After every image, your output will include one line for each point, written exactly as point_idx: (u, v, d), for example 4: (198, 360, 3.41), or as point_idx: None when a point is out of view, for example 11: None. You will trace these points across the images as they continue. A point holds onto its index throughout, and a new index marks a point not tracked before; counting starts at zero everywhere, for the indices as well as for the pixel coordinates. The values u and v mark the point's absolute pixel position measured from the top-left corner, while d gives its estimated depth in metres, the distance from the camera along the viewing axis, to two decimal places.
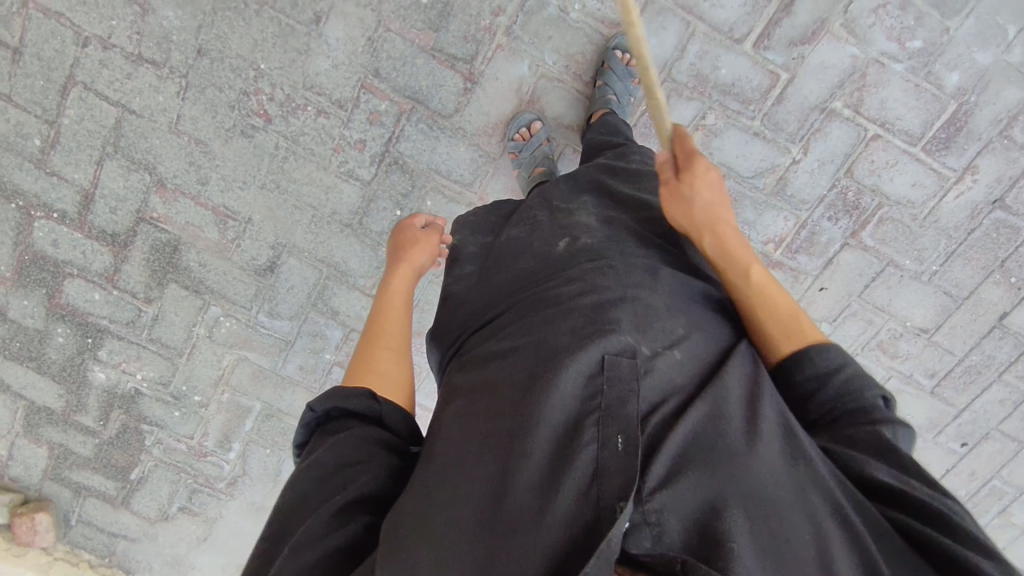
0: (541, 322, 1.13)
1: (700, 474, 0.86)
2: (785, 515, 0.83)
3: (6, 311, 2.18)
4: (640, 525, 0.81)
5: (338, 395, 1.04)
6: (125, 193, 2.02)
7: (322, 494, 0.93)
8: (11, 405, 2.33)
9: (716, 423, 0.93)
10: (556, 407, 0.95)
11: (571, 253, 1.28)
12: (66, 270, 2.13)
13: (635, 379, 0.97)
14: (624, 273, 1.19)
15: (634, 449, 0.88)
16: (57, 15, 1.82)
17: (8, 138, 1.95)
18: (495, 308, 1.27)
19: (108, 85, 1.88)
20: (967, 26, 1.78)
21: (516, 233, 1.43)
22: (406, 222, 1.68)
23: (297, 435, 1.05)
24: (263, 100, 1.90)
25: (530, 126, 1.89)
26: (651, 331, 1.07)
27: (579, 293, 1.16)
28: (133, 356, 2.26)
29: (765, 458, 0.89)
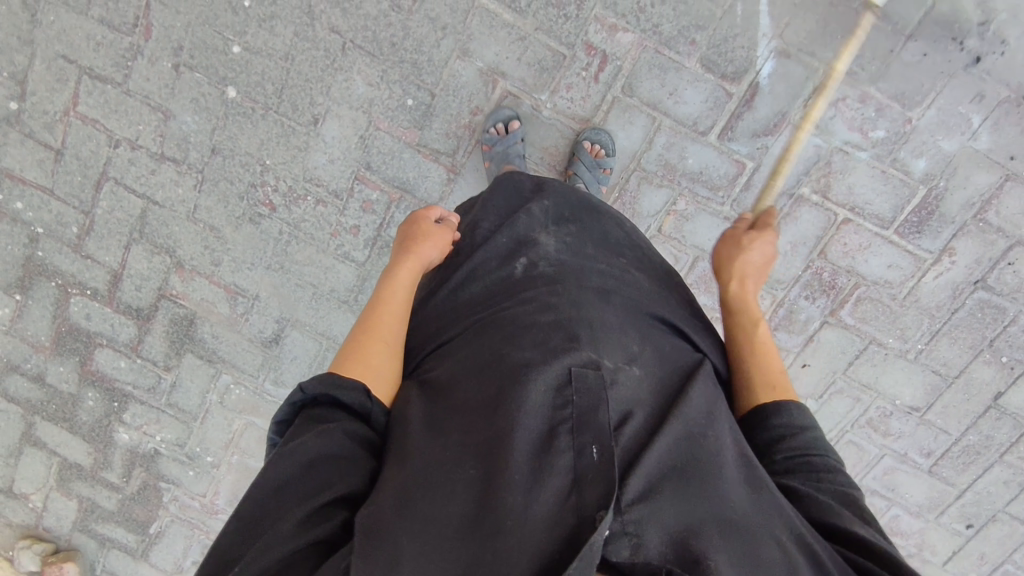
0: (512, 334, 1.18)
1: (675, 492, 0.92)
2: (753, 536, 0.90)
3: (45, 376, 2.43)
4: (620, 534, 0.84)
5: (330, 382, 1.11)
6: (149, 273, 2.24)
7: (305, 489, 0.97)
8: (46, 461, 2.56)
9: (688, 449, 1.00)
10: (530, 412, 1.00)
11: (529, 278, 1.34)
12: (97, 340, 2.36)
13: (603, 390, 1.03)
14: (579, 294, 1.27)
15: (609, 458, 0.92)
16: (93, 121, 2.08)
17: (51, 226, 2.21)
18: (449, 331, 1.30)
19: (136, 180, 2.13)
20: (928, 116, 1.82)
21: (477, 248, 1.48)
22: (422, 215, 1.56)
23: (280, 411, 1.11)
24: (268, 191, 2.10)
25: (508, 123, 1.90)
26: (614, 350, 1.15)
27: (550, 315, 1.21)
28: (154, 420, 2.45)
29: (732, 493, 0.96)
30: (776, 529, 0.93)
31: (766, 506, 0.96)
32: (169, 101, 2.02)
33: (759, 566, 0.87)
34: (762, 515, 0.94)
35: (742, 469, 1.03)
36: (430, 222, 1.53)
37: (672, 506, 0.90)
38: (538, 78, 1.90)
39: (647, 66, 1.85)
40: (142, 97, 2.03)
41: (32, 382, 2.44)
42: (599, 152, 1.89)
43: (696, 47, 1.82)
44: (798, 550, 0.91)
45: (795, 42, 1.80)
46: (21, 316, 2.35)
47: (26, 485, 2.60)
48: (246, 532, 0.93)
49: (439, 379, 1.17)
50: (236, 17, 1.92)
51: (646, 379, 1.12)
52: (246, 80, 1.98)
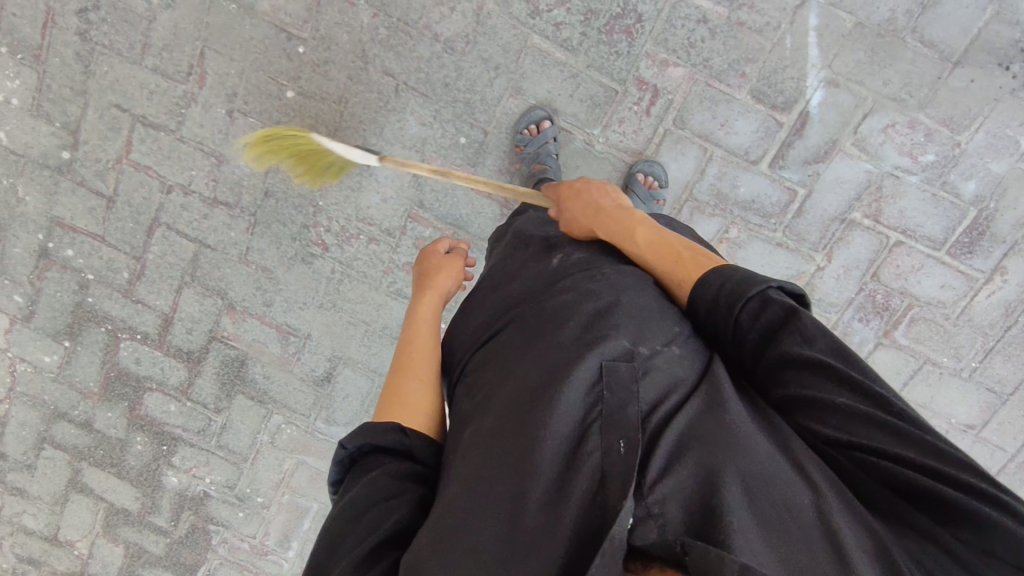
0: (544, 330, 1.17)
1: (698, 461, 0.90)
2: (783, 494, 0.88)
3: (93, 423, 2.42)
4: (645, 518, 0.83)
5: (372, 431, 1.10)
6: (200, 315, 2.25)
7: (358, 531, 0.97)
8: (93, 507, 2.54)
9: (709, 421, 0.97)
10: (560, 408, 0.98)
11: (564, 268, 1.33)
12: (146, 384, 2.35)
13: (634, 380, 1.02)
14: (619, 279, 1.24)
15: (634, 447, 0.90)
16: (145, 168, 2.09)
17: (101, 272, 2.21)
18: (491, 332, 1.27)
19: (188, 224, 2.14)
20: (977, 139, 1.85)
21: (515, 248, 1.48)
22: (430, 250, 1.59)
23: (331, 474, 1.11)
24: (321, 232, 2.11)
25: (540, 123, 1.90)
26: (648, 335, 1.12)
27: (583, 306, 1.17)
28: (203, 462, 2.45)
29: (757, 456, 0.92)
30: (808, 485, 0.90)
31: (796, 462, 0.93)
32: (223, 146, 2.04)
33: (792, 518, 0.86)
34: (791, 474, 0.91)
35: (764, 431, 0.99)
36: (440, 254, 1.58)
37: (697, 480, 0.88)
38: (590, 113, 1.92)
39: (697, 98, 1.88)
40: (196, 143, 2.05)
41: (79, 428, 2.43)
42: (653, 184, 1.91)
43: (747, 79, 1.86)
44: (830, 493, 0.89)
45: (844, 72, 1.83)
46: (69, 363, 2.34)
47: (72, 532, 2.58)
48: None
49: (478, 379, 1.18)
50: (290, 63, 1.94)
51: (683, 362, 1.10)
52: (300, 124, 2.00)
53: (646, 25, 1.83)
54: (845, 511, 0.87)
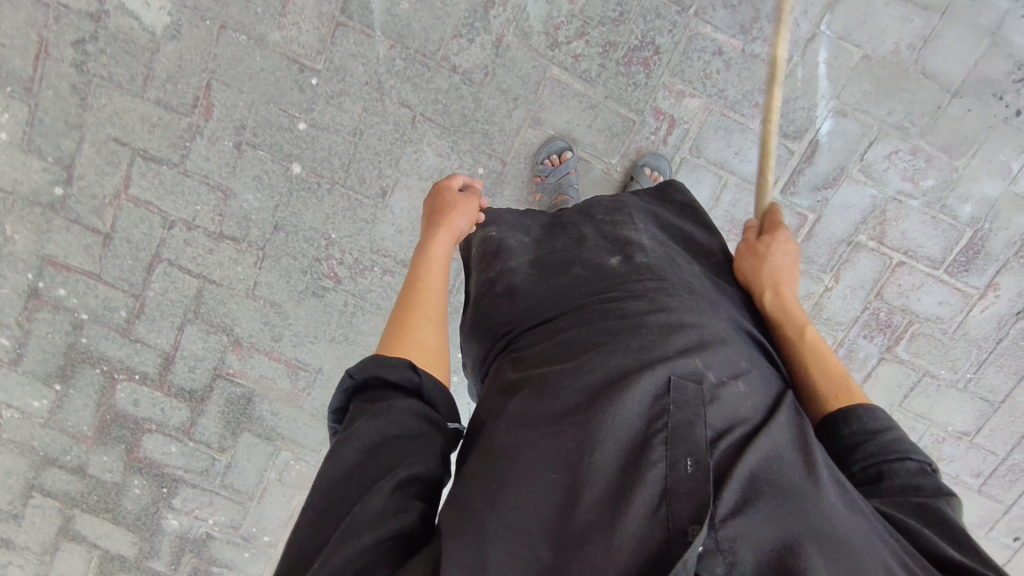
0: (603, 335, 1.08)
1: (771, 506, 0.82)
2: (859, 559, 0.78)
3: (86, 468, 2.30)
4: (713, 552, 0.77)
5: (378, 361, 1.01)
6: (204, 353, 2.16)
7: (375, 468, 0.88)
8: (85, 555, 2.41)
9: (779, 461, 0.89)
10: (625, 425, 0.91)
11: (631, 269, 1.23)
12: (145, 426, 2.25)
13: (702, 405, 0.93)
14: (684, 298, 1.17)
15: (705, 473, 0.83)
16: (145, 203, 2.00)
17: (97, 311, 2.11)
18: (533, 323, 1.20)
19: (191, 260, 2.06)
20: (972, 165, 1.95)
21: (564, 243, 1.36)
22: (442, 185, 1.48)
23: (335, 399, 1.00)
24: (333, 264, 2.06)
25: (562, 153, 1.91)
26: (718, 362, 1.03)
27: (646, 317, 1.09)
28: (206, 503, 2.36)
29: (834, 509, 0.84)
30: (884, 558, 0.80)
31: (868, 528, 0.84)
32: (230, 180, 1.98)
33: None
34: (865, 536, 0.82)
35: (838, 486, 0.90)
36: (453, 192, 1.45)
37: (767, 524, 0.80)
38: (607, 143, 1.94)
39: (713, 128, 1.92)
40: (201, 177, 1.97)
41: (71, 474, 2.31)
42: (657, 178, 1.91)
43: (760, 109, 1.90)
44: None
45: (852, 102, 1.90)
46: (61, 406, 2.22)
47: None
48: (325, 517, 0.85)
49: (526, 359, 1.12)
50: (302, 94, 1.89)
51: (748, 400, 0.99)
52: (312, 156, 1.95)
53: (663, 57, 1.86)
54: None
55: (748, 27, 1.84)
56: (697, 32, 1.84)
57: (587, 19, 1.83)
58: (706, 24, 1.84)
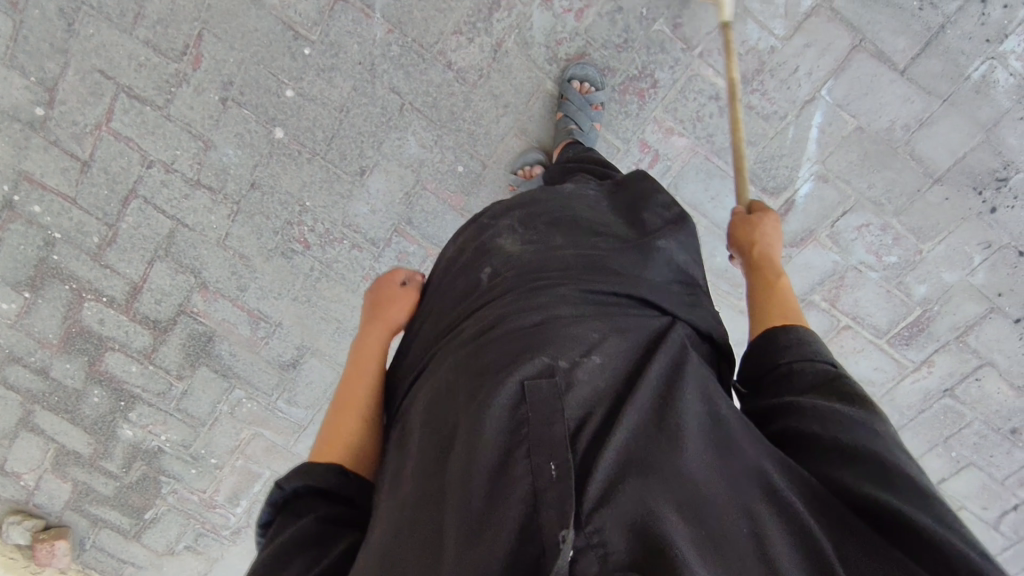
0: (474, 350, 1.08)
1: (634, 487, 0.84)
2: (723, 518, 0.84)
3: (49, 370, 2.42)
4: (586, 549, 0.76)
5: (304, 473, 1.11)
6: (171, 289, 2.23)
7: None
8: (42, 445, 2.58)
9: (642, 438, 0.91)
10: (487, 443, 0.90)
11: (492, 283, 1.24)
12: (109, 344, 2.35)
13: (557, 397, 0.93)
14: (543, 290, 1.16)
15: (567, 473, 0.83)
16: (126, 139, 2.00)
17: (70, 232, 2.15)
18: (420, 364, 1.24)
19: (166, 201, 2.09)
20: (937, 250, 2.00)
21: (442, 286, 1.38)
22: (387, 277, 1.53)
23: (263, 515, 1.10)
24: (305, 230, 2.10)
25: (534, 167, 1.94)
26: (571, 344, 1.04)
27: (511, 325, 1.09)
28: (160, 421, 2.50)
29: (697, 471, 0.88)
30: (748, 502, 0.86)
31: (735, 477, 0.89)
32: (212, 132, 1.97)
33: (730, 546, 0.81)
34: (733, 493, 0.87)
35: (703, 440, 0.93)
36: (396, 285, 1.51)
37: (633, 505, 0.81)
38: None
39: (694, 170, 1.93)
40: (183, 124, 1.97)
41: (34, 374, 2.42)
42: (587, 89, 1.81)
43: (744, 160, 1.91)
44: (774, 514, 0.85)
45: (836, 169, 1.91)
46: (29, 312, 2.30)
47: (18, 465, 2.62)
48: None
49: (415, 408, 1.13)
50: (294, 62, 1.87)
51: (606, 371, 1.01)
52: (296, 123, 1.95)
53: (660, 91, 1.85)
54: (790, 544, 0.81)
55: (750, 78, 1.82)
56: (697, 73, 1.83)
57: (590, 39, 1.81)
58: (708, 67, 1.82)
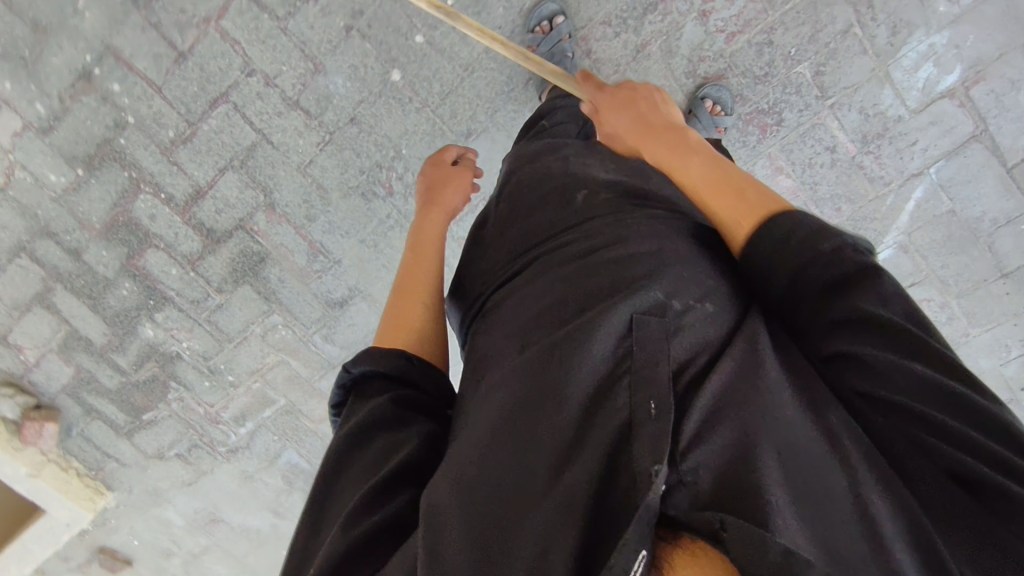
0: (579, 281, 1.05)
1: (732, 423, 0.78)
2: (823, 466, 0.75)
3: (82, 252, 2.29)
4: (678, 485, 0.74)
5: (371, 357, 1.08)
6: (236, 202, 2.16)
7: (365, 468, 0.93)
8: (54, 324, 2.45)
9: (747, 373, 0.84)
10: (586, 366, 0.89)
11: (589, 210, 1.20)
12: (154, 242, 2.27)
13: (667, 337, 0.90)
14: (645, 226, 1.11)
15: (666, 411, 0.80)
16: (233, 41, 1.89)
17: (144, 121, 2.03)
18: (506, 273, 1.22)
19: (257, 114, 2.00)
20: (982, 337, 2.11)
21: (530, 192, 1.34)
22: (437, 163, 1.60)
23: (333, 396, 1.08)
24: (393, 176, 2.09)
25: (552, 20, 1.76)
26: (682, 284, 0.98)
27: (619, 257, 1.05)
28: (186, 328, 2.44)
29: (800, 416, 0.80)
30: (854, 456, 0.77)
31: (841, 427, 0.79)
32: (326, 57, 1.90)
33: (827, 495, 0.72)
34: (834, 441, 0.78)
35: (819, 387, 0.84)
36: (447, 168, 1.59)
37: (729, 447, 0.76)
38: None
39: None
40: (298, 42, 1.88)
41: (65, 253, 2.29)
42: (717, 112, 1.82)
43: (839, 214, 1.98)
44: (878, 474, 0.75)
45: (918, 245, 2.00)
46: (77, 190, 2.17)
47: (24, 338, 2.47)
48: (318, 522, 0.91)
49: (504, 318, 1.11)
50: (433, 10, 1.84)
51: (719, 316, 0.95)
52: (416, 71, 1.91)
53: (782, 130, 1.88)
54: (882, 490, 0.74)
55: (870, 139, 1.86)
56: (823, 123, 1.85)
57: (731, 64, 1.81)
58: (835, 120, 1.85)
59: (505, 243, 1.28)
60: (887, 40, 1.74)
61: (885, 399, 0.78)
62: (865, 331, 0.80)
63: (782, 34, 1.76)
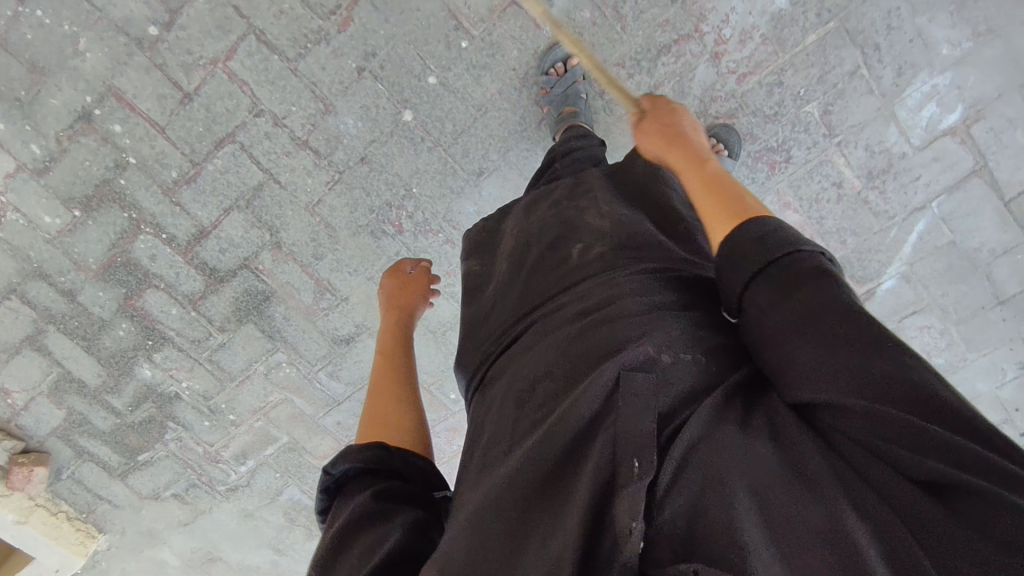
0: (562, 338, 0.99)
1: (699, 475, 0.73)
2: (794, 504, 0.69)
3: (76, 294, 2.20)
4: (658, 542, 0.69)
5: (352, 452, 1.04)
6: (240, 241, 2.12)
7: (350, 562, 0.87)
8: (44, 368, 2.35)
9: (721, 420, 0.79)
10: (564, 425, 0.83)
11: (581, 264, 1.14)
12: (154, 281, 2.19)
13: (654, 393, 0.82)
14: (638, 278, 1.04)
15: (645, 464, 0.74)
16: (241, 82, 1.87)
17: (147, 161, 1.98)
18: (502, 334, 1.15)
19: (265, 154, 1.97)
20: (979, 361, 2.18)
21: (527, 247, 1.28)
22: (396, 266, 1.71)
23: (317, 502, 1.03)
24: (402, 215, 2.07)
25: (566, 62, 1.84)
26: (673, 335, 0.91)
27: (609, 316, 0.97)
28: (186, 368, 2.38)
29: (767, 455, 0.74)
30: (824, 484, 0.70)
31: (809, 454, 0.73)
32: (337, 98, 1.88)
33: (800, 536, 0.67)
34: (803, 473, 0.72)
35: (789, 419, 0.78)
36: (407, 270, 1.69)
37: (700, 499, 0.71)
38: None
39: None
40: (309, 83, 1.86)
41: (59, 294, 2.20)
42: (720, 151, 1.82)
43: (844, 246, 2.04)
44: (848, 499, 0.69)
45: (920, 274, 2.06)
46: (74, 231, 2.09)
47: (10, 382, 2.37)
48: None
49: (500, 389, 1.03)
50: (448, 52, 1.83)
51: (711, 368, 0.87)
52: (428, 111, 1.91)
53: (790, 166, 1.92)
54: (860, 519, 0.67)
55: (875, 175, 1.92)
56: (830, 159, 1.90)
57: (742, 104, 1.84)
58: (842, 156, 1.90)
59: (500, 303, 1.22)
60: (893, 81, 1.79)
61: (834, 401, 0.71)
62: (821, 328, 0.75)
63: (791, 75, 1.80)
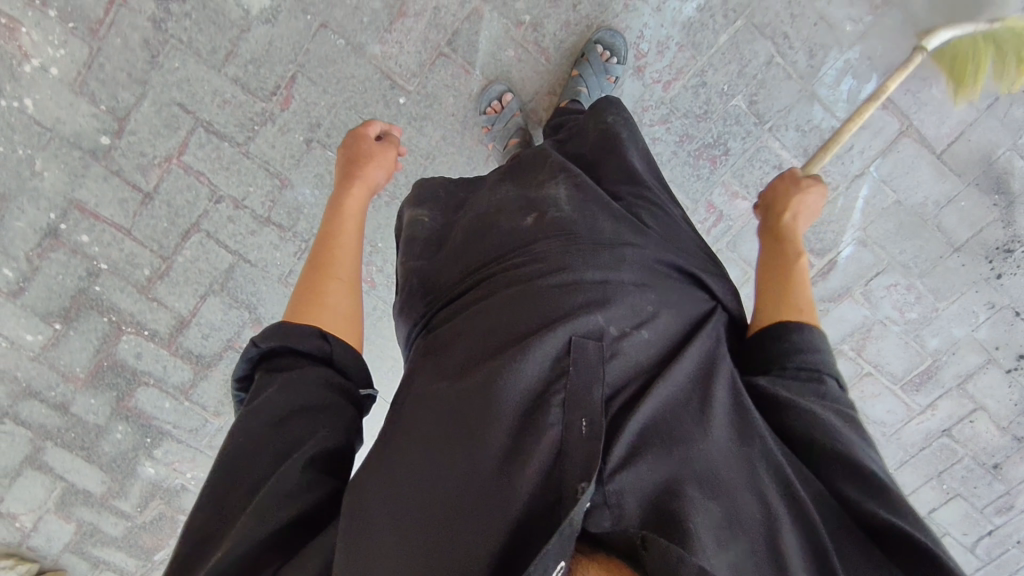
0: (509, 293, 1.04)
1: (656, 455, 0.84)
2: (735, 493, 0.83)
3: (69, 405, 2.23)
4: (601, 506, 0.78)
5: (287, 334, 1.04)
6: (220, 324, 2.16)
7: (274, 449, 0.91)
8: (48, 484, 2.37)
9: (679, 408, 0.91)
10: (516, 384, 0.90)
11: (541, 228, 1.14)
12: (143, 378, 2.22)
13: (601, 364, 0.92)
14: (594, 247, 1.08)
15: (597, 433, 0.83)
16: (197, 172, 1.94)
17: (118, 264, 2.03)
18: (444, 293, 1.16)
19: (231, 237, 2.03)
20: (951, 309, 2.24)
21: (477, 208, 1.27)
22: (359, 133, 1.45)
23: (238, 369, 1.04)
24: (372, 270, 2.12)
25: (501, 98, 1.89)
26: (622, 312, 1.00)
27: (562, 284, 1.02)
28: (188, 458, 2.39)
29: (716, 448, 0.87)
30: (760, 479, 0.86)
31: (755, 457, 0.88)
32: (291, 171, 1.96)
33: (740, 522, 0.80)
34: (746, 465, 0.87)
35: (736, 417, 0.93)
36: (370, 141, 1.45)
37: (653, 475, 0.82)
38: None
39: (752, 230, 2.09)
40: (262, 162, 1.94)
41: (51, 409, 2.23)
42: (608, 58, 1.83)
43: None
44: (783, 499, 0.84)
45: (874, 236, 2.16)
46: (57, 344, 2.13)
47: (17, 505, 2.39)
48: (220, 503, 0.88)
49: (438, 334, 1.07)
50: (387, 109, 1.91)
51: (648, 348, 0.98)
52: None
53: (730, 159, 2.00)
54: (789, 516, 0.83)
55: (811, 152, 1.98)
56: (766, 144, 1.99)
57: (673, 108, 1.95)
58: (776, 141, 1.98)
59: (442, 260, 1.22)
60: (808, 62, 1.90)
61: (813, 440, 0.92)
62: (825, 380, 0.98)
63: (712, 74, 1.91)
